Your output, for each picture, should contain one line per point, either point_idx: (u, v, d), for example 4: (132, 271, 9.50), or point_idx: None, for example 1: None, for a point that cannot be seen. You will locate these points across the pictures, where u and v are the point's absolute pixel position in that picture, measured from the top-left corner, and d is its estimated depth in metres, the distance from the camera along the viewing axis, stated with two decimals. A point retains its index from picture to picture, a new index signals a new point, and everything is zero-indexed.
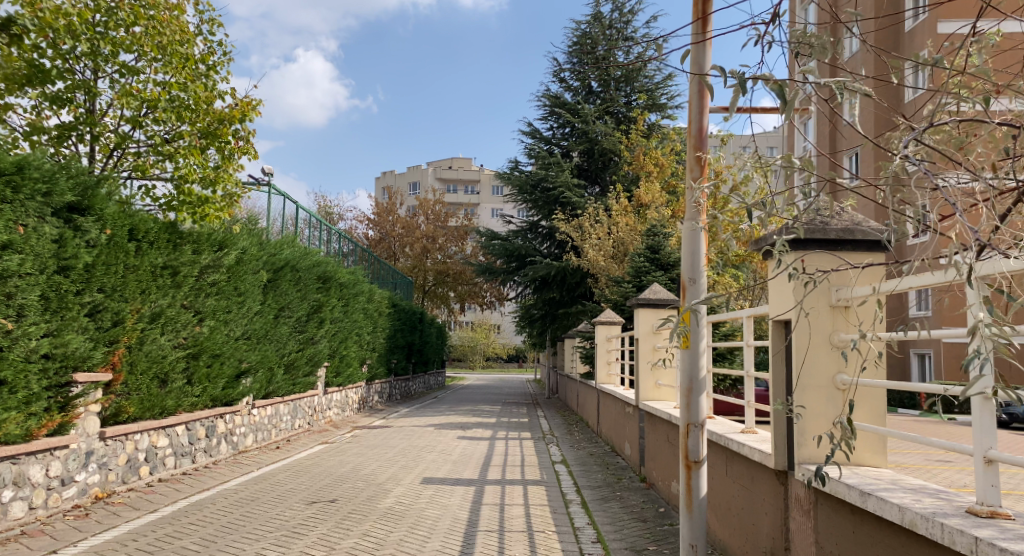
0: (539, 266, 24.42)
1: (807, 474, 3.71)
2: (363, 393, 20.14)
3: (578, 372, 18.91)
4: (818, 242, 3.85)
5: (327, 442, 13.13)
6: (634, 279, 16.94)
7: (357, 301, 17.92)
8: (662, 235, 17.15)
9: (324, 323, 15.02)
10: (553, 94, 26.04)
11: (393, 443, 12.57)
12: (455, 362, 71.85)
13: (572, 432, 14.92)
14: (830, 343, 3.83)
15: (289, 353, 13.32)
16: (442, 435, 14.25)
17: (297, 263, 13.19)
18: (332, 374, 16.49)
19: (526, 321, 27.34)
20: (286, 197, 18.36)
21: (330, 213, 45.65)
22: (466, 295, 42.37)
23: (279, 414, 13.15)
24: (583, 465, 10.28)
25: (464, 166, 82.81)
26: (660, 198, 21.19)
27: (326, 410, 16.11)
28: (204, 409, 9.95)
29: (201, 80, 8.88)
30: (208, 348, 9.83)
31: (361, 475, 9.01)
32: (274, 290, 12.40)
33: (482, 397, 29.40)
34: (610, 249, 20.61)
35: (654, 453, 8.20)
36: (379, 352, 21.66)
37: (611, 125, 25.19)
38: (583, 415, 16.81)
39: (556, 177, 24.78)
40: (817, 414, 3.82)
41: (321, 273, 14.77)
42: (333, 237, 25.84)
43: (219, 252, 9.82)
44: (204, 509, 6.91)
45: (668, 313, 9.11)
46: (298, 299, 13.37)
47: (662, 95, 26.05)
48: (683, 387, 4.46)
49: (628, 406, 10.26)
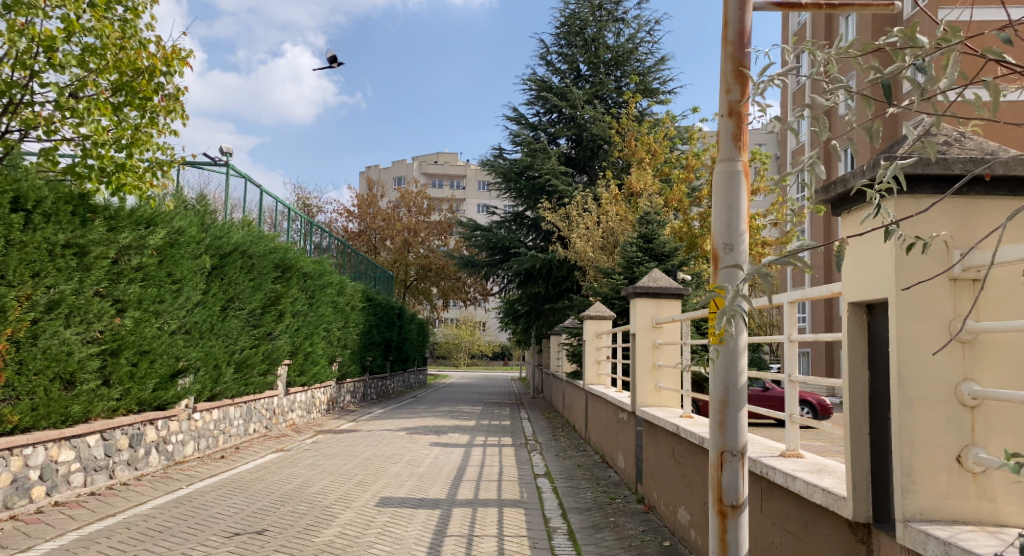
0: (523, 259, 23.06)
1: (921, 541, 2.36)
2: (332, 393, 18.68)
3: (565, 371, 17.58)
4: (933, 181, 2.51)
5: (284, 449, 11.75)
6: (625, 271, 15.63)
7: (324, 293, 16.48)
8: (656, 224, 15.85)
9: (283, 317, 13.53)
10: (540, 77, 24.72)
11: (357, 453, 11.20)
12: (439, 360, 70.35)
13: (558, 437, 13.63)
14: (949, 334, 2.50)
15: (240, 349, 11.85)
16: (414, 441, 12.90)
17: (248, 248, 11.70)
18: (294, 373, 15.04)
19: (510, 317, 26.02)
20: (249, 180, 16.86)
21: (307, 204, 43.92)
22: (449, 290, 40.96)
23: (229, 418, 11.72)
24: (569, 481, 8.93)
25: (450, 161, 81.50)
26: (653, 186, 19.92)
27: (287, 412, 14.69)
28: (127, 416, 8.51)
29: (118, 24, 7.41)
30: (132, 343, 8.39)
31: (307, 495, 7.67)
32: (219, 279, 10.93)
33: (464, 396, 28.09)
34: (599, 240, 19.28)
35: (654, 470, 6.88)
36: (351, 348, 20.21)
37: (601, 110, 23.81)
38: (569, 418, 15.50)
39: (542, 164, 23.43)
40: (932, 444, 2.48)
41: (279, 261, 13.30)
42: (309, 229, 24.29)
43: (145, 231, 8.38)
44: (92, 547, 5.50)
45: (673, 304, 7.76)
46: (251, 289, 11.90)
47: (654, 80, 24.70)
48: (716, 398, 3.14)
49: (622, 413, 8.94)
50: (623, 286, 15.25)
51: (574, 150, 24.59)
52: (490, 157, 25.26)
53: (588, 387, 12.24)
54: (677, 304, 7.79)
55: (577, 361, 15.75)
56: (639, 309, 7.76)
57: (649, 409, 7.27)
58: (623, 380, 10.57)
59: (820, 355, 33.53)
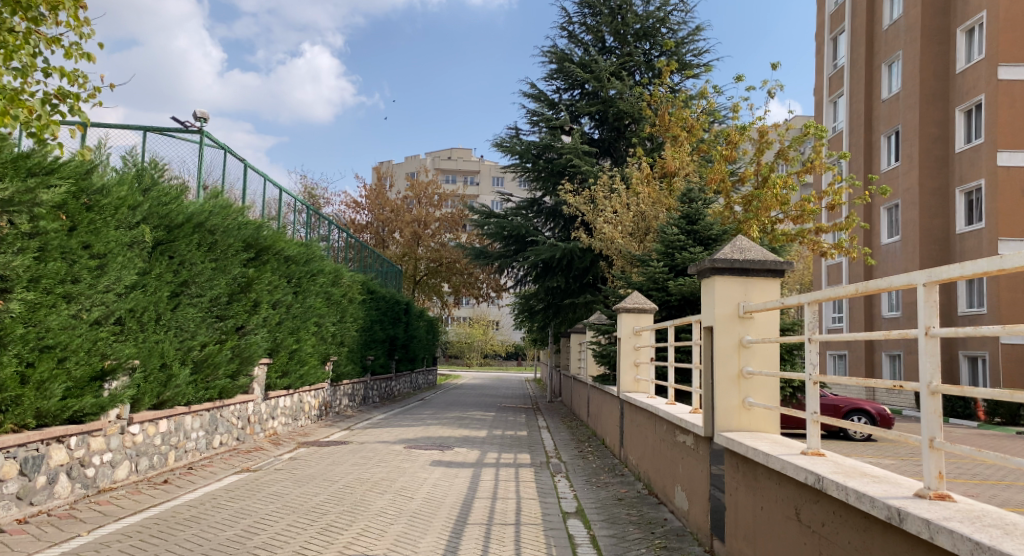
0: (541, 248, 20.81)
1: None
2: (325, 397, 16.51)
3: (591, 373, 15.27)
4: None
5: (252, 468, 9.56)
6: (665, 257, 13.23)
7: (313, 282, 14.34)
8: (700, 202, 13.56)
9: (257, 307, 11.38)
10: (561, 49, 22.43)
11: (339, 477, 8.98)
12: (452, 360, 68.34)
13: (586, 455, 11.43)
14: None
15: (198, 347, 9.64)
16: (411, 458, 10.66)
17: (207, 221, 9.48)
18: (275, 374, 12.86)
19: (526, 314, 23.79)
20: (230, 154, 14.69)
21: (313, 194, 41.80)
22: (461, 286, 38.76)
23: (185, 431, 9.54)
24: (612, 528, 6.62)
25: (464, 157, 79.99)
26: (691, 165, 17.64)
27: (266, 421, 12.54)
28: (13, 435, 6.19)
29: None
30: (21, 337, 6.15)
31: (248, 550, 5.49)
32: (168, 259, 8.73)
33: (477, 399, 25.95)
34: (630, 225, 16.93)
35: (754, 531, 4.59)
36: (349, 347, 18.07)
37: (628, 84, 21.57)
38: (597, 430, 13.24)
39: (563, 143, 21.14)
40: None
41: (251, 239, 11.10)
42: (314, 220, 22.20)
43: (33, 184, 6.11)
44: None
45: (774, 285, 5.42)
46: (212, 275, 9.69)
47: (688, 52, 22.37)
48: None
49: (683, 436, 6.66)
50: (662, 275, 12.88)
51: (599, 130, 22.34)
52: (505, 136, 22.90)
53: (625, 396, 9.97)
54: (774, 284, 5.43)
55: (605, 362, 13.43)
56: (721, 292, 5.40)
57: (737, 440, 5.02)
58: (675, 389, 8.24)
59: (860, 358, 31.25)
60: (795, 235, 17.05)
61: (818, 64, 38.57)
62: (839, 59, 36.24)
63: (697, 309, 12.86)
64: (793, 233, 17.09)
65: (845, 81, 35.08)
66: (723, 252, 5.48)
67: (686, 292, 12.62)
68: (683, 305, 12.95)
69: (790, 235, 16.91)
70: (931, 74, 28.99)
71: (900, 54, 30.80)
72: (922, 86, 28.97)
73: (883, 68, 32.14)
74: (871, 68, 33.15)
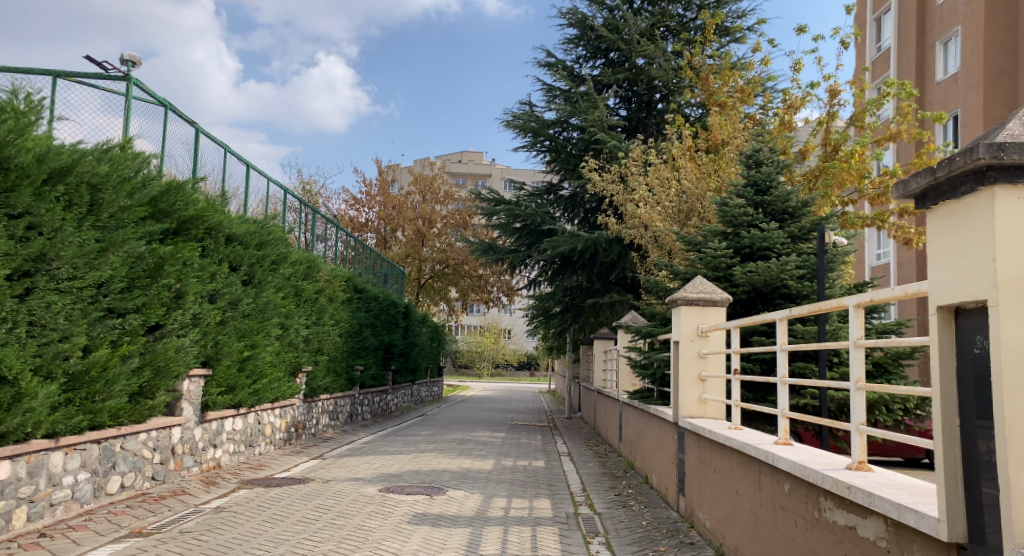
0: (559, 240, 17.85)
1: None
2: (297, 415, 13.55)
3: (625, 387, 12.17)
4: None
5: (144, 531, 6.49)
6: (729, 237, 10.15)
7: (273, 275, 11.42)
8: (771, 165, 10.45)
9: (183, 299, 8.50)
10: (583, 11, 19.52)
11: (265, 548, 5.98)
12: (461, 370, 65.39)
13: (629, 503, 8.30)
14: None
15: (75, 358, 6.65)
16: (383, 510, 7.59)
17: (76, 167, 6.47)
18: (217, 389, 9.86)
19: (540, 317, 20.78)
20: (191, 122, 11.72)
21: (310, 192, 38.90)
22: (470, 289, 35.74)
23: (46, 475, 6.46)
24: None
25: (475, 160, 77.50)
26: (741, 134, 14.65)
27: (201, 451, 9.52)
28: None
29: None
30: None
31: None
32: (4, 217, 5.74)
33: (485, 415, 22.95)
34: (670, 205, 13.92)
35: None
36: (328, 358, 15.07)
37: (662, 48, 18.61)
38: (637, 465, 10.09)
39: (586, 115, 18.12)
40: None
41: (165, 206, 8.17)
42: (311, 222, 19.20)
43: None
44: None
45: None
46: (94, 251, 6.69)
47: (731, 13, 19.39)
48: None
49: (858, 519, 3.47)
50: (726, 259, 9.84)
51: (625, 106, 19.43)
52: (518, 112, 19.92)
53: (692, 425, 6.86)
54: None
55: (647, 375, 10.28)
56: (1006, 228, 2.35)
57: None
58: (789, 421, 5.14)
59: None
60: (872, 217, 14.01)
61: (859, 49, 35.36)
62: (883, 41, 33.09)
63: (770, 303, 9.80)
64: (870, 216, 13.97)
65: (891, 64, 31.93)
66: (1009, 136, 2.41)
67: (758, 282, 9.54)
68: (752, 298, 9.86)
69: (867, 218, 13.81)
70: (995, 51, 25.71)
71: (959, 30, 27.53)
72: (985, 64, 25.68)
73: (936, 46, 28.91)
74: (921, 49, 29.93)
